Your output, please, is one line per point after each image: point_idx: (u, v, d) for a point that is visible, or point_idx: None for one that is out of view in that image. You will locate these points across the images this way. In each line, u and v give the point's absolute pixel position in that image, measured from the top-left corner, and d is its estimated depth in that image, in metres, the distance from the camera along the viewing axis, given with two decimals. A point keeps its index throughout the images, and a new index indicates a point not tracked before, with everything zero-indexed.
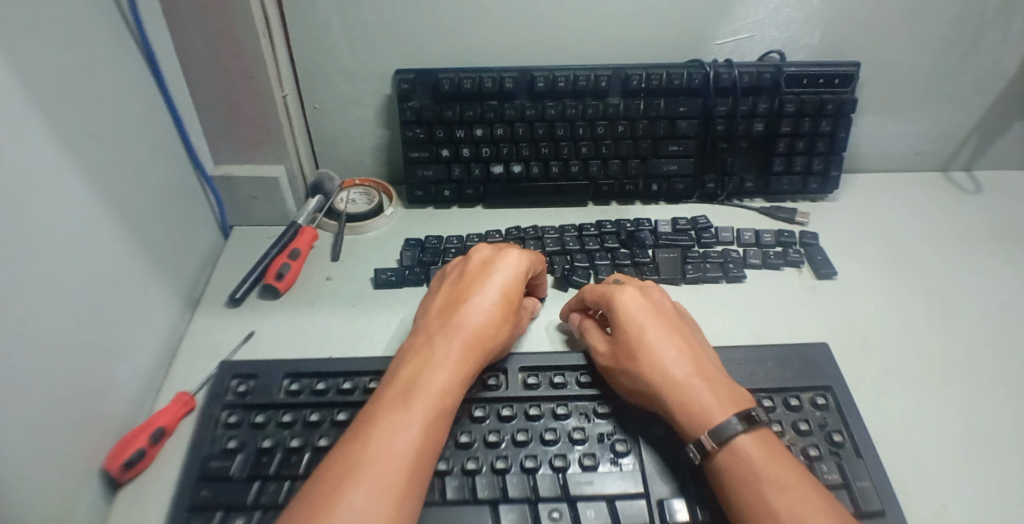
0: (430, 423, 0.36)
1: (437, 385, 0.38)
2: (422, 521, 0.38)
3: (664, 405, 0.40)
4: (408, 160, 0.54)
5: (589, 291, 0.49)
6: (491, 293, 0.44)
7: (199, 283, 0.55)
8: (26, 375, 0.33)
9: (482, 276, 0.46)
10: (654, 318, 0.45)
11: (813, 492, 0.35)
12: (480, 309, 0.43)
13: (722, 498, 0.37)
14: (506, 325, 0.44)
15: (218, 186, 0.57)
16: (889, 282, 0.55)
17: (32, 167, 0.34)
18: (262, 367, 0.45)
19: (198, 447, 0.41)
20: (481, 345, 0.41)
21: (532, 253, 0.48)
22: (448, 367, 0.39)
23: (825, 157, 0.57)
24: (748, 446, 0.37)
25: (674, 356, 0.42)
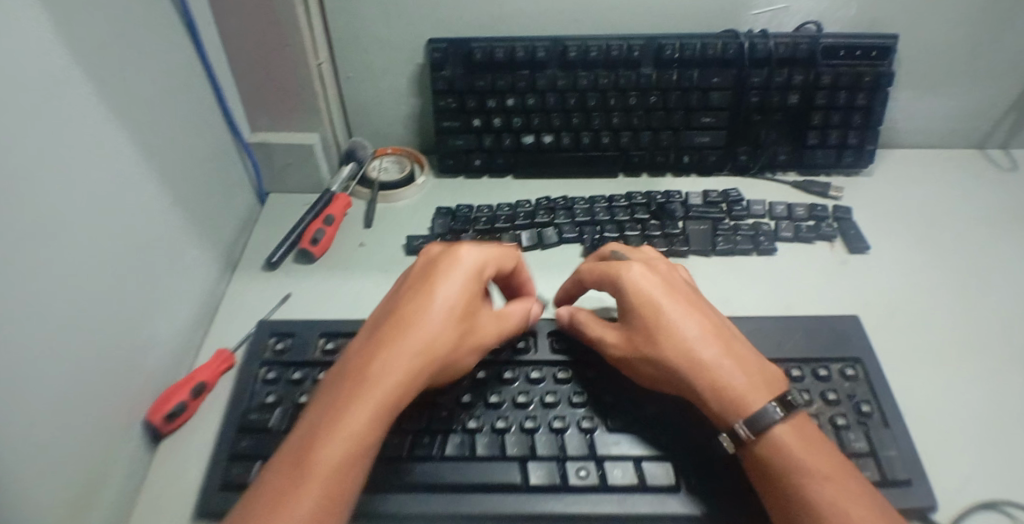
0: (334, 477, 0.32)
1: (351, 425, 0.34)
2: (456, 475, 0.41)
3: (696, 390, 0.40)
4: (440, 130, 0.55)
5: (590, 271, 0.46)
6: (428, 308, 0.39)
7: (237, 247, 0.57)
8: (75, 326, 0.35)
9: (425, 288, 0.40)
10: (669, 296, 0.43)
11: (852, 478, 0.36)
12: (411, 330, 0.38)
13: (762, 489, 0.37)
14: (449, 342, 0.38)
15: (255, 154, 0.58)
16: (922, 259, 0.54)
17: (75, 128, 0.35)
18: (298, 327, 0.47)
19: (239, 401, 0.43)
20: (412, 371, 0.37)
21: (487, 257, 0.42)
22: (365, 404, 0.35)
23: (861, 131, 0.56)
24: (785, 435, 0.37)
25: (697, 334, 0.41)
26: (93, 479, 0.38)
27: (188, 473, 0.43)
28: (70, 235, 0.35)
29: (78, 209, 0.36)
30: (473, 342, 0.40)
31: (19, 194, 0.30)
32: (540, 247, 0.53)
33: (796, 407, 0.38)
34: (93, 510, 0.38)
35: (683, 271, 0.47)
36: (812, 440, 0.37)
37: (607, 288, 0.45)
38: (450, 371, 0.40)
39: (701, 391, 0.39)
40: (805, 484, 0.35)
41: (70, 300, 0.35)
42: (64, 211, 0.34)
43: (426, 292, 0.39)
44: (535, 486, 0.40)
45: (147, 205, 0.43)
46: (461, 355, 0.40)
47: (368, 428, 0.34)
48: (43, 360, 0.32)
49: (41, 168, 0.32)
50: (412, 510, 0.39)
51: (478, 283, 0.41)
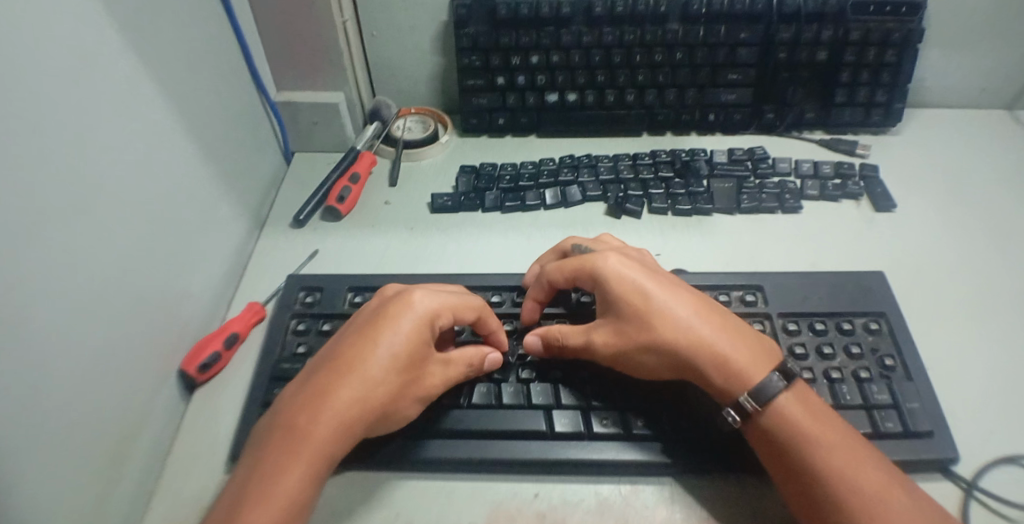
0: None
1: (279, 488, 0.32)
2: (481, 422, 0.42)
3: (703, 371, 0.39)
4: (463, 88, 0.56)
5: (560, 270, 0.44)
6: (369, 358, 0.37)
7: (265, 204, 0.57)
8: (103, 274, 0.36)
9: (371, 334, 0.38)
10: (653, 279, 0.42)
11: (858, 444, 0.36)
12: (348, 383, 0.36)
13: (773, 461, 0.37)
14: (386, 395, 0.36)
15: (281, 111, 0.59)
16: (948, 218, 0.53)
17: (104, 76, 0.36)
18: (328, 281, 0.48)
19: (271, 352, 0.44)
20: (346, 427, 0.35)
21: (437, 304, 0.40)
22: (294, 463, 0.33)
23: (889, 88, 0.55)
24: (790, 405, 0.38)
25: (694, 317, 0.41)
26: (133, 419, 0.39)
27: (223, 418, 0.45)
28: (97, 181, 0.35)
29: (105, 156, 0.36)
30: (416, 392, 0.38)
31: (41, 139, 0.31)
32: (564, 205, 0.53)
33: (795, 377, 0.39)
34: (134, 447, 0.40)
35: (648, 253, 0.46)
36: (822, 416, 0.37)
37: (586, 282, 0.44)
38: (391, 422, 0.38)
39: (705, 368, 0.39)
40: (814, 460, 0.35)
41: (100, 248, 0.36)
42: (92, 157, 0.35)
43: (368, 341, 0.37)
44: (559, 434, 0.42)
45: (178, 159, 0.44)
46: (402, 407, 0.38)
47: (297, 488, 0.32)
48: (73, 303, 0.33)
49: (66, 114, 0.33)
50: (443, 454, 0.41)
51: (426, 330, 0.39)
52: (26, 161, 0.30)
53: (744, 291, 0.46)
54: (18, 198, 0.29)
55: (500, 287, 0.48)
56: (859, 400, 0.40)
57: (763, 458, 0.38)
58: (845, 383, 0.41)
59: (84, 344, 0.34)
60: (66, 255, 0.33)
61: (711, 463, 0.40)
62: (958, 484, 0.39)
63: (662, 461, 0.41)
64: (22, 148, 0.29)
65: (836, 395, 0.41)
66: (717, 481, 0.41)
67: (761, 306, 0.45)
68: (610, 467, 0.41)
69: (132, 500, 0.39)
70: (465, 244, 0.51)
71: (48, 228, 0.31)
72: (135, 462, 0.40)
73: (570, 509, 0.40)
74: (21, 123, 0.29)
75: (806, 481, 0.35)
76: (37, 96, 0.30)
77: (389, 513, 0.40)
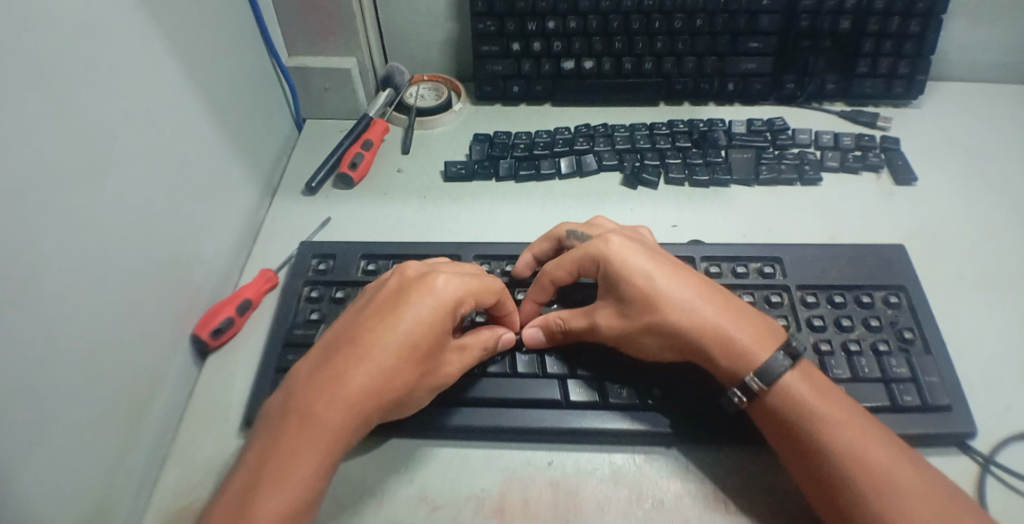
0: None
1: (293, 476, 0.32)
2: (495, 390, 0.42)
3: (709, 356, 0.39)
4: (478, 54, 0.55)
5: (560, 266, 0.43)
6: (387, 346, 0.35)
7: (276, 171, 0.57)
8: (114, 236, 0.35)
9: (388, 320, 0.36)
10: (655, 261, 0.41)
11: (862, 419, 0.36)
12: (365, 372, 0.35)
13: (781, 439, 0.37)
14: (402, 385, 0.36)
15: (292, 77, 0.58)
16: (969, 193, 0.53)
17: (114, 31, 0.35)
18: (341, 248, 0.48)
19: (285, 317, 0.44)
20: (362, 414, 0.34)
21: (459, 290, 0.38)
22: (308, 452, 0.33)
23: (912, 60, 0.54)
24: (794, 382, 0.37)
25: (707, 305, 0.40)
26: (147, 381, 0.39)
27: (236, 384, 0.45)
28: (108, 138, 0.35)
29: (116, 116, 0.35)
30: (430, 380, 0.38)
31: (47, 92, 0.30)
32: (579, 174, 0.53)
33: (801, 355, 0.39)
34: (148, 410, 0.40)
35: (647, 230, 0.46)
36: (829, 396, 0.37)
37: (589, 270, 0.43)
38: (404, 406, 0.38)
39: (710, 349, 0.39)
40: (822, 440, 0.35)
41: (112, 208, 0.35)
42: (101, 115, 0.34)
43: (388, 329, 0.36)
44: (574, 404, 0.42)
45: (190, 122, 0.43)
46: (416, 394, 0.37)
47: (311, 475, 0.32)
48: (84, 262, 0.33)
49: (73, 68, 0.32)
50: (457, 422, 0.41)
51: (447, 317, 0.37)
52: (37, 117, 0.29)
53: (762, 263, 0.45)
54: (25, 152, 0.28)
55: (514, 256, 0.47)
56: (877, 373, 0.40)
57: (767, 435, 0.38)
58: (863, 356, 0.41)
59: (97, 308, 0.34)
60: (75, 214, 0.32)
61: (727, 434, 0.40)
62: (975, 459, 0.38)
63: (678, 431, 0.41)
64: (30, 102, 0.29)
65: (854, 368, 0.40)
66: (733, 450, 0.41)
67: (779, 278, 0.45)
68: (625, 437, 0.41)
69: (147, 461, 0.39)
70: (478, 212, 0.51)
71: (57, 184, 0.31)
72: (149, 424, 0.40)
73: (583, 478, 0.40)
74: (28, 75, 0.29)
75: (811, 459, 0.35)
76: (43, 46, 0.30)
77: (403, 478, 0.40)
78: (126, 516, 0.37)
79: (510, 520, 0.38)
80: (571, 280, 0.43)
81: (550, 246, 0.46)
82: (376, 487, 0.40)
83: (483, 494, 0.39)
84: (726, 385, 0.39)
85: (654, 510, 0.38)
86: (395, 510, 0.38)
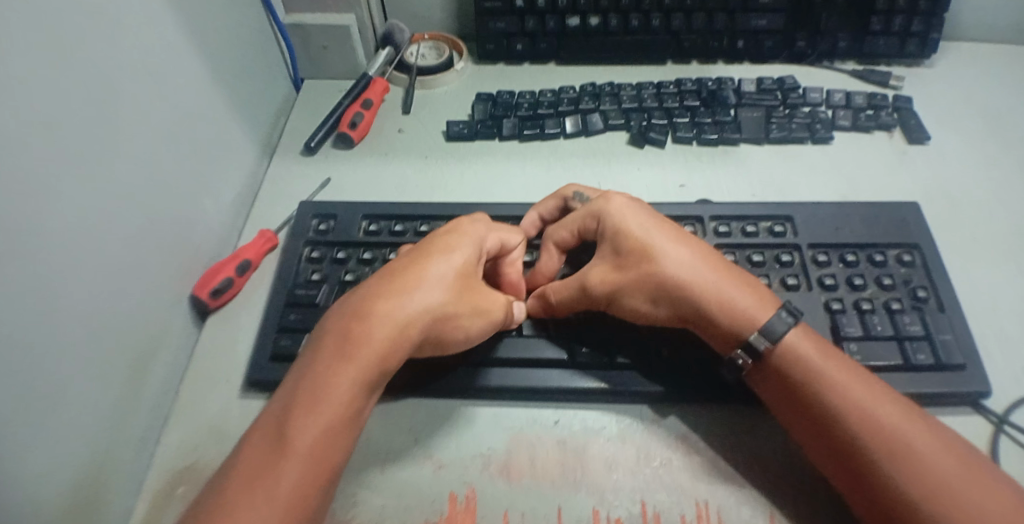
0: (321, 443, 0.30)
1: (331, 396, 0.31)
2: (500, 351, 0.41)
3: (704, 314, 0.38)
4: (481, 11, 0.55)
5: (562, 226, 0.43)
6: (418, 273, 0.35)
7: (275, 132, 0.56)
8: (113, 188, 0.34)
9: (423, 252, 0.37)
10: (655, 218, 0.40)
11: (871, 380, 0.35)
12: (400, 291, 0.34)
13: (792, 404, 0.36)
14: (442, 303, 0.35)
15: (290, 34, 0.56)
16: (982, 153, 0.51)
17: None
18: (341, 209, 0.47)
19: (286, 278, 0.43)
20: (403, 336, 0.33)
21: (481, 230, 0.39)
22: (348, 370, 0.32)
23: (926, 16, 0.53)
24: (798, 343, 0.36)
25: (706, 250, 0.40)
26: (149, 337, 0.39)
27: (236, 347, 0.44)
28: (106, 83, 0.34)
29: (114, 68, 0.34)
30: (473, 306, 0.36)
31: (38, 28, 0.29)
32: (584, 134, 0.52)
33: (801, 315, 0.37)
34: (150, 370, 0.39)
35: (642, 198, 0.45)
36: (838, 358, 0.36)
37: (590, 230, 0.42)
38: (446, 344, 0.37)
39: (709, 310, 0.38)
40: (832, 402, 0.34)
41: (111, 156, 0.34)
42: (99, 57, 0.33)
43: (418, 257, 0.36)
44: (581, 364, 0.41)
45: (191, 76, 0.42)
46: (457, 320, 0.36)
47: (349, 396, 0.32)
48: (83, 214, 0.32)
49: (66, 9, 0.30)
50: (464, 382, 0.40)
51: (475, 248, 0.38)
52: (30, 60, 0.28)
53: (772, 222, 0.44)
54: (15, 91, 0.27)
55: (518, 217, 0.47)
56: (890, 331, 0.39)
57: (773, 400, 0.37)
58: (876, 314, 0.40)
59: (97, 260, 0.33)
60: (74, 159, 0.31)
61: (740, 392, 0.40)
62: (989, 419, 0.38)
63: (690, 390, 0.40)
64: (20, 44, 0.27)
65: (866, 326, 0.39)
66: (746, 407, 0.40)
67: (790, 237, 0.44)
68: (634, 397, 0.40)
69: (150, 421, 0.39)
70: (482, 173, 0.50)
71: (51, 128, 0.29)
72: (151, 382, 0.39)
73: (591, 437, 0.39)
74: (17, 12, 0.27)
75: (824, 419, 0.34)
76: None
77: (409, 438, 0.39)
78: (130, 473, 0.37)
79: (518, 477, 0.37)
80: (574, 241, 0.43)
81: (556, 205, 0.45)
82: (381, 446, 0.39)
83: (490, 454, 0.39)
84: (725, 352, 0.38)
85: (664, 468, 0.38)
86: (402, 469, 0.38)
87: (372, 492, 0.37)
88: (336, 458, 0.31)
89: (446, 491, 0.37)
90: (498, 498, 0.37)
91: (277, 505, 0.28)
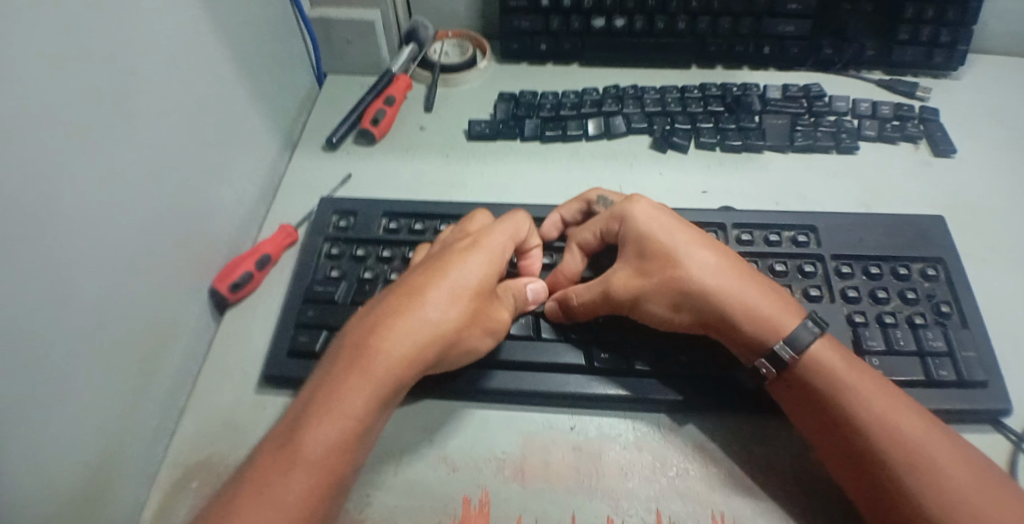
0: (333, 456, 0.30)
1: (345, 411, 0.31)
2: (517, 354, 0.41)
3: (731, 323, 0.37)
4: (505, 9, 0.55)
5: (587, 228, 0.43)
6: (436, 287, 0.35)
7: (296, 126, 0.56)
8: (133, 184, 0.34)
9: (442, 266, 0.37)
10: (680, 225, 0.40)
11: (894, 394, 0.35)
12: (419, 306, 0.34)
13: (815, 416, 0.36)
14: (459, 321, 0.35)
15: (314, 28, 0.56)
16: (1009, 169, 0.51)
17: None
18: (361, 205, 0.47)
19: (305, 274, 0.43)
20: (419, 352, 0.33)
21: (501, 240, 0.39)
22: (365, 385, 0.32)
23: (955, 28, 0.53)
24: (823, 354, 0.36)
25: (731, 260, 0.39)
26: (164, 328, 0.39)
27: (253, 341, 0.44)
28: (129, 77, 0.34)
29: (136, 62, 0.34)
30: (486, 325, 0.37)
31: (66, 22, 0.29)
32: (607, 137, 0.52)
33: (825, 326, 0.37)
34: (166, 363, 0.39)
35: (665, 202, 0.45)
36: (862, 370, 0.36)
37: (613, 232, 0.42)
38: (460, 356, 0.37)
39: (733, 319, 0.37)
40: (856, 417, 0.34)
41: (132, 150, 0.34)
42: (116, 42, 0.32)
43: (439, 270, 0.36)
44: (598, 369, 0.40)
45: (211, 66, 0.42)
46: (471, 335, 0.36)
47: (365, 410, 0.32)
48: (101, 207, 0.32)
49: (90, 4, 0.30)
50: (482, 383, 0.40)
51: (494, 262, 0.38)
52: (54, 54, 0.28)
53: (795, 232, 0.44)
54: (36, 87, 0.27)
55: (538, 219, 0.47)
56: (912, 346, 0.39)
57: (794, 411, 0.37)
58: (898, 328, 0.39)
59: (112, 252, 0.33)
60: (91, 149, 0.31)
61: (760, 403, 0.39)
62: (1008, 437, 0.37)
63: (708, 399, 0.39)
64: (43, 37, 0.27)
65: (888, 340, 0.39)
66: (765, 418, 0.40)
67: (813, 247, 0.44)
68: (651, 404, 0.40)
69: (165, 413, 0.39)
70: (503, 174, 0.50)
71: (74, 124, 0.29)
72: (167, 375, 0.39)
73: (607, 444, 0.39)
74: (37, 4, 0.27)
75: (847, 436, 0.34)
76: None
77: (424, 438, 0.39)
78: (143, 463, 0.37)
79: (531, 482, 0.37)
80: (597, 243, 0.43)
81: (579, 208, 0.45)
82: (397, 445, 0.39)
83: (505, 457, 0.39)
84: (748, 360, 0.38)
85: (678, 477, 0.37)
86: (416, 469, 0.38)
87: (388, 491, 0.37)
88: (345, 471, 0.31)
89: (460, 492, 0.37)
90: (511, 502, 0.36)
91: (290, 514, 0.28)
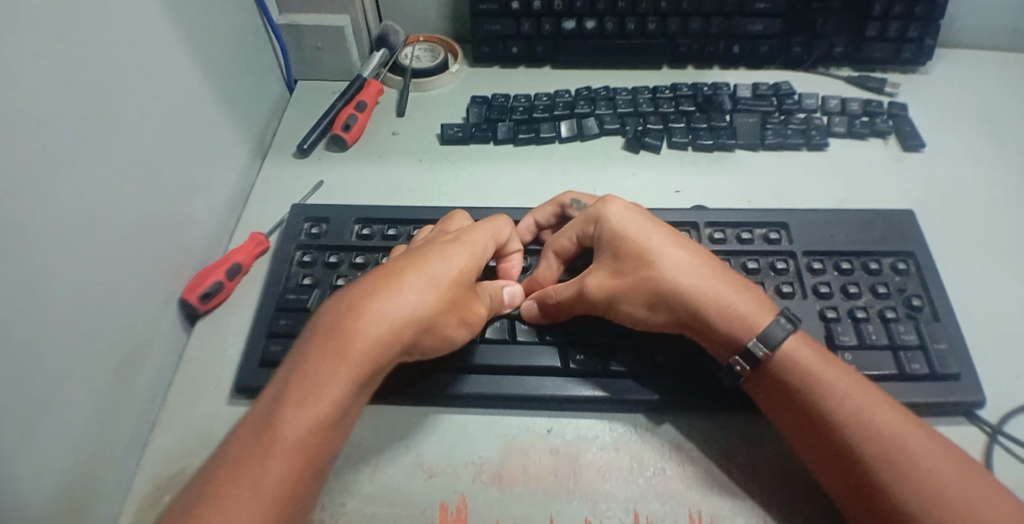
0: (308, 445, 0.30)
1: (320, 398, 0.31)
2: (493, 358, 0.41)
3: (705, 319, 0.37)
4: (476, 12, 0.55)
5: (563, 234, 0.43)
6: (415, 274, 0.35)
7: (267, 133, 0.55)
8: (103, 198, 0.34)
9: (422, 255, 0.36)
10: (654, 223, 0.40)
11: (868, 387, 0.35)
12: (399, 293, 0.34)
13: (790, 411, 0.36)
14: (438, 310, 0.34)
15: (284, 36, 0.56)
16: (978, 161, 0.52)
17: None
18: (334, 212, 0.46)
19: (277, 283, 0.43)
20: (397, 339, 0.33)
21: (483, 237, 0.39)
22: (342, 372, 0.31)
23: (923, 24, 0.53)
24: (796, 350, 0.36)
25: (706, 257, 0.40)
26: (135, 341, 0.38)
27: (227, 352, 0.43)
28: (100, 88, 0.33)
29: (106, 73, 0.34)
30: (465, 315, 0.37)
31: (34, 34, 0.28)
32: (580, 138, 0.52)
33: (799, 321, 0.37)
34: (138, 376, 0.38)
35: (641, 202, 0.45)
36: (836, 365, 0.36)
37: (587, 235, 0.42)
38: (438, 346, 0.37)
39: (707, 315, 0.37)
40: (831, 411, 0.34)
41: (101, 161, 0.34)
42: (85, 53, 0.32)
43: (418, 259, 0.36)
44: (575, 371, 0.40)
45: (182, 75, 0.42)
46: (450, 324, 0.36)
47: (340, 399, 0.31)
48: (70, 220, 0.31)
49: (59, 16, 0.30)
50: (458, 389, 0.40)
51: (473, 255, 0.38)
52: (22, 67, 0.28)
53: (767, 229, 0.44)
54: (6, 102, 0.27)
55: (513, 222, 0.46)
56: (884, 340, 0.39)
57: (771, 408, 0.37)
58: (870, 322, 0.40)
59: (83, 266, 0.32)
60: (60, 162, 0.30)
61: (736, 402, 0.39)
62: (983, 429, 0.38)
63: (683, 399, 0.39)
64: (13, 50, 0.27)
65: (861, 334, 0.39)
66: (742, 417, 0.40)
67: (785, 244, 0.44)
68: (628, 405, 0.40)
69: (138, 427, 0.38)
70: (477, 177, 0.50)
71: (44, 138, 0.29)
72: (139, 388, 0.39)
73: (584, 446, 0.39)
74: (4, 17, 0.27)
75: (823, 428, 0.34)
76: None
77: (401, 445, 0.39)
78: (117, 479, 0.36)
79: (509, 486, 0.37)
80: (573, 249, 0.43)
81: (554, 211, 0.45)
82: (373, 453, 0.39)
83: (482, 462, 0.38)
84: (723, 359, 0.38)
85: (657, 477, 0.37)
86: (392, 478, 0.37)
87: (363, 499, 0.36)
88: (322, 460, 0.31)
89: (438, 499, 0.36)
90: (489, 507, 0.36)
91: (263, 503, 0.28)
